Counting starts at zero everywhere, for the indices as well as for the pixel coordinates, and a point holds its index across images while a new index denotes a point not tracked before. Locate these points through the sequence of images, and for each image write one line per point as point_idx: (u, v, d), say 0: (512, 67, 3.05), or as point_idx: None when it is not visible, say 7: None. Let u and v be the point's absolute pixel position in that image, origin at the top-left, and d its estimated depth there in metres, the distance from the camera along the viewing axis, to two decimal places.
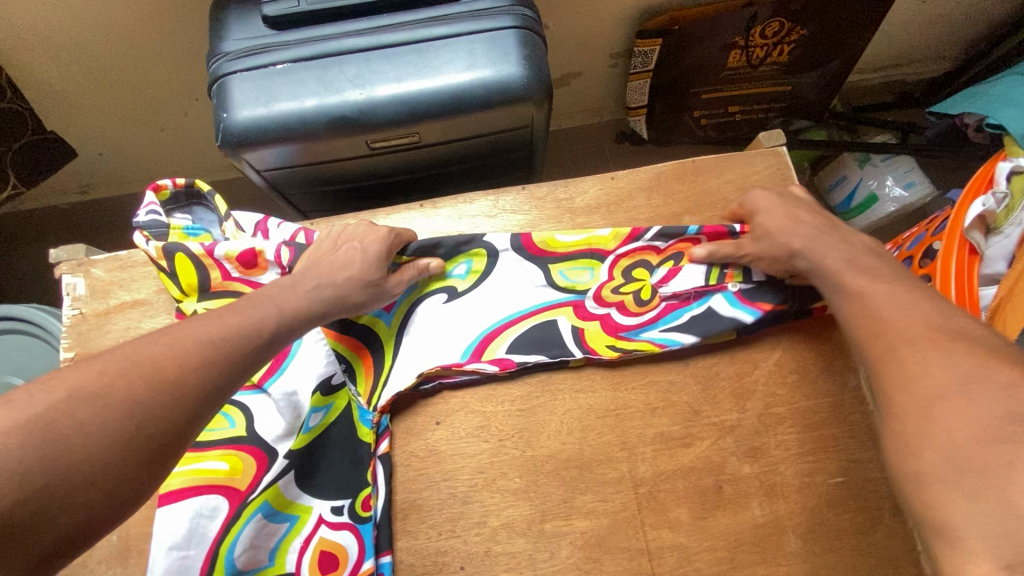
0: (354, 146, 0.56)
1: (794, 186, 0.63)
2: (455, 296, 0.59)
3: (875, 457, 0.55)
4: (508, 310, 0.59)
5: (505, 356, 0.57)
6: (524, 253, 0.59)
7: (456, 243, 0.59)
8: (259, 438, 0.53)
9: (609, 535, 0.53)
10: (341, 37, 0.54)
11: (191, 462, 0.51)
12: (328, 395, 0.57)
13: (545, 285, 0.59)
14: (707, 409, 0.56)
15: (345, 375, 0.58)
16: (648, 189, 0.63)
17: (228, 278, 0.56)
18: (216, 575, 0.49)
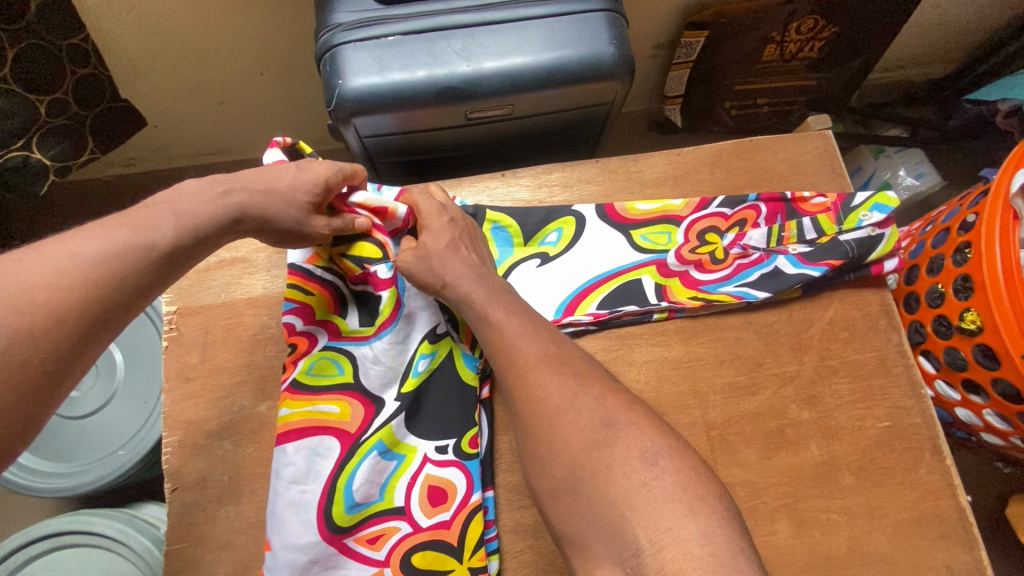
0: (454, 116, 0.61)
1: (841, 166, 0.70)
2: (548, 260, 0.64)
3: (916, 404, 0.62)
4: (595, 271, 0.64)
5: (597, 310, 0.62)
6: (608, 220, 0.65)
7: (548, 211, 0.65)
8: (367, 385, 0.57)
9: None
10: (445, 14, 0.59)
11: (306, 405, 0.55)
12: (434, 343, 0.60)
13: (629, 248, 0.65)
14: (769, 361, 0.63)
15: (449, 325, 0.61)
16: (711, 164, 0.69)
17: (354, 239, 0.60)
18: (336, 505, 0.53)
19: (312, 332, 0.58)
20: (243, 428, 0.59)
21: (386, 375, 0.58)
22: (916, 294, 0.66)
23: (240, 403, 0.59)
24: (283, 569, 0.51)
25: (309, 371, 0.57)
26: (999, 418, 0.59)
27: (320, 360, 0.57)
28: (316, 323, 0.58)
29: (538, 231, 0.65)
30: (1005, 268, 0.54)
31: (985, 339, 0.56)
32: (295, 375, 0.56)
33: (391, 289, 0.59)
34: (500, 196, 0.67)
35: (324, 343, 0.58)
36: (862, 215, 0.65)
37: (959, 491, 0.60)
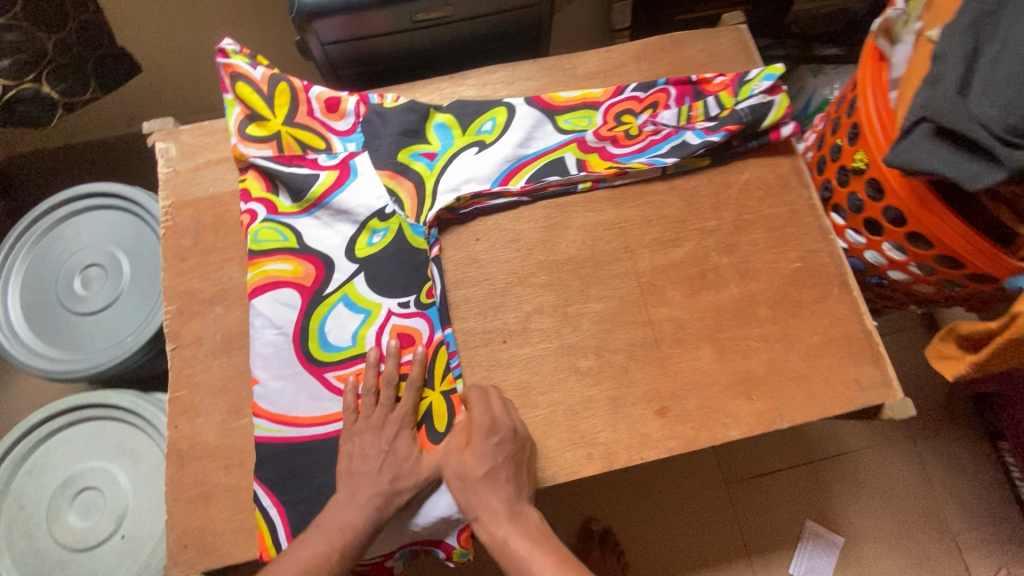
0: (401, 19, 0.70)
1: (754, 53, 0.78)
2: (485, 147, 0.72)
3: (826, 247, 0.69)
4: (525, 151, 0.72)
5: (526, 182, 0.70)
6: (536, 106, 0.74)
7: (481, 104, 0.74)
8: (312, 249, 0.67)
9: (618, 312, 0.67)
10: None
11: (262, 266, 0.66)
12: (385, 221, 0.69)
13: (552, 130, 0.73)
14: (692, 218, 0.71)
15: (395, 205, 0.69)
16: (637, 58, 0.78)
17: (311, 115, 0.70)
18: (310, 340, 0.64)
19: (253, 208, 0.68)
20: (232, 296, 0.68)
21: (339, 245, 0.67)
22: (824, 157, 0.73)
23: (229, 275, 0.68)
24: (279, 397, 0.62)
25: (256, 239, 0.66)
26: (896, 249, 0.66)
27: (264, 230, 0.67)
28: (255, 201, 0.68)
29: (475, 121, 0.73)
30: (878, 114, 0.62)
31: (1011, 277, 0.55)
32: (248, 246, 0.67)
33: (341, 169, 0.70)
34: (450, 94, 0.76)
35: (264, 217, 0.68)
36: (754, 86, 0.71)
37: (865, 318, 0.67)
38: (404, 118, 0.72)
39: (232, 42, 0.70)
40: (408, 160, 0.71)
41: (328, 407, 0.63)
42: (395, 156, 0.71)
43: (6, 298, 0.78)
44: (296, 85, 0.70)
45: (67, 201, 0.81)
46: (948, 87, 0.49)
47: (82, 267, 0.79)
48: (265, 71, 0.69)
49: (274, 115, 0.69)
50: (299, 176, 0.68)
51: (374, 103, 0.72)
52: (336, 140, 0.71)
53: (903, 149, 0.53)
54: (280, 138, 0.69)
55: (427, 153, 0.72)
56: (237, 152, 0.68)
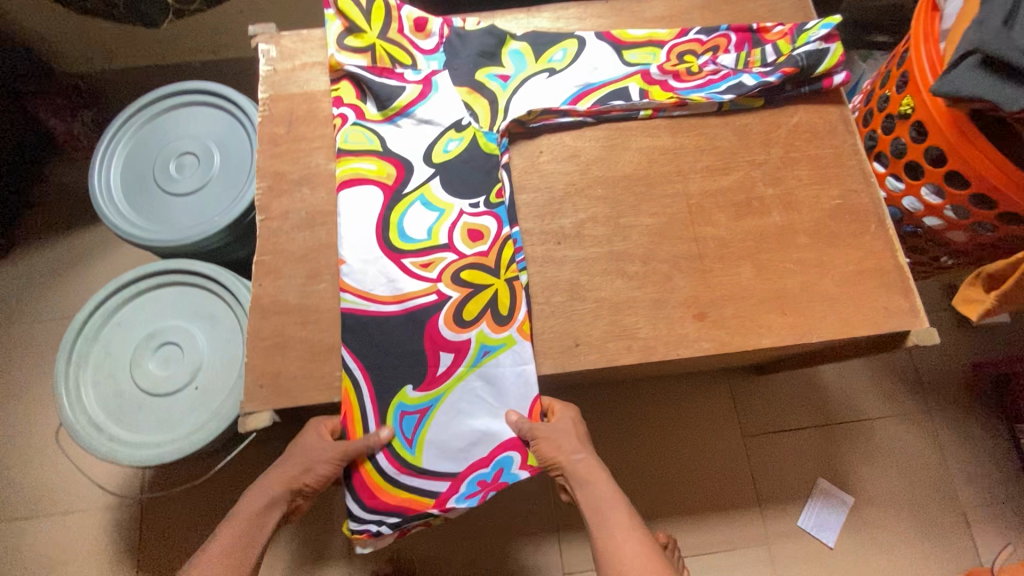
0: None
1: (812, 11, 0.83)
2: (556, 73, 0.78)
3: (866, 188, 0.74)
4: (591, 80, 0.78)
5: (593, 105, 0.76)
6: (605, 40, 0.80)
7: (554, 36, 0.79)
8: (395, 151, 0.73)
9: (667, 227, 0.73)
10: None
11: (350, 163, 0.72)
12: (461, 131, 0.74)
13: (619, 63, 0.79)
14: (742, 151, 0.76)
15: (472, 118, 0.75)
16: (701, 7, 0.84)
17: (401, 33, 0.76)
18: (391, 231, 0.71)
19: (344, 113, 0.74)
20: (317, 179, 0.75)
21: (418, 149, 0.73)
22: (872, 108, 0.78)
23: (316, 162, 0.75)
24: (361, 275, 0.69)
25: (346, 140, 0.73)
26: (934, 192, 0.71)
27: (353, 132, 0.73)
28: (346, 107, 0.75)
29: (547, 51, 0.79)
30: (928, 61, 0.67)
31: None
32: (337, 145, 0.73)
33: (425, 84, 0.76)
34: (525, 23, 0.82)
35: (353, 121, 0.74)
36: (812, 33, 0.76)
37: (898, 254, 0.71)
38: (483, 43, 0.78)
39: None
40: (484, 79, 0.77)
41: (402, 289, 0.69)
42: (473, 75, 0.77)
43: (109, 174, 0.86)
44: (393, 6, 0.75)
45: (170, 96, 0.90)
46: (995, 18, 0.55)
47: (177, 154, 0.87)
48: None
49: (369, 28, 0.74)
50: (387, 87, 0.74)
51: (456, 27, 0.79)
52: (420, 58, 0.77)
53: (948, 79, 0.58)
54: (376, 50, 0.75)
55: (501, 75, 0.77)
56: (333, 63, 0.74)
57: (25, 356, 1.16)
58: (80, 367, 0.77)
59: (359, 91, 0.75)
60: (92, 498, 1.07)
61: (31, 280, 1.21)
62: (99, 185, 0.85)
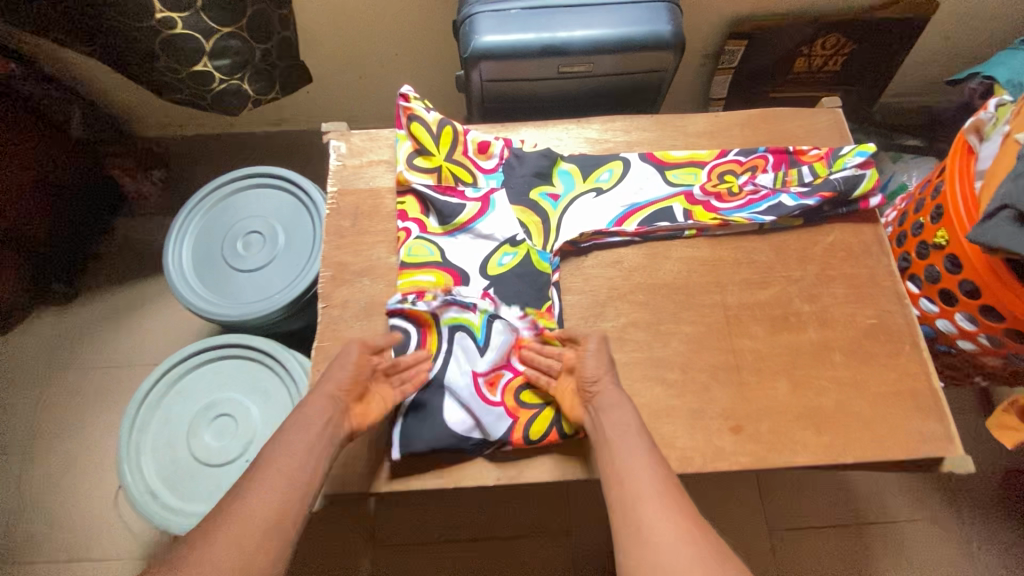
0: (549, 69, 0.85)
1: (847, 134, 0.88)
2: (602, 193, 0.85)
3: (900, 309, 0.77)
4: (636, 200, 0.84)
5: (639, 226, 0.81)
6: (649, 163, 0.86)
7: (601, 157, 0.87)
8: (452, 262, 0.78)
9: (705, 337, 0.76)
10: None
11: (410, 276, 0.76)
12: (515, 245, 0.80)
13: (663, 183, 0.84)
14: (779, 266, 0.80)
15: (525, 234, 0.81)
16: (741, 125, 0.89)
17: (465, 154, 0.82)
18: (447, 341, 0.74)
19: (408, 227, 0.79)
20: (377, 271, 0.80)
21: (475, 261, 0.79)
22: (906, 231, 0.82)
23: (377, 255, 0.81)
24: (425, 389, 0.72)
25: (408, 254, 0.78)
26: (968, 319, 0.73)
27: (415, 246, 0.78)
28: (410, 221, 0.80)
29: (594, 172, 0.86)
30: (963, 201, 0.70)
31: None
32: (400, 258, 0.78)
33: (483, 201, 0.82)
34: (576, 138, 0.89)
35: (415, 234, 0.79)
36: (847, 160, 0.81)
37: (932, 377, 0.74)
38: (538, 165, 0.84)
39: (412, 87, 0.80)
40: (537, 198, 0.83)
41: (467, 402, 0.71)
42: (527, 194, 0.83)
43: (182, 248, 0.93)
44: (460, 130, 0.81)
45: (243, 177, 0.97)
46: None
47: (245, 232, 0.94)
48: (436, 116, 0.80)
49: (438, 152, 0.80)
50: (450, 204, 0.80)
51: (515, 148, 0.85)
52: (481, 177, 0.83)
53: (984, 228, 0.62)
54: (442, 171, 0.80)
55: (552, 194, 0.84)
56: (401, 178, 0.80)
57: (76, 402, 1.22)
58: (140, 433, 0.82)
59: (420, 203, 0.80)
60: (129, 548, 1.10)
61: (88, 329, 1.28)
62: (172, 258, 0.92)
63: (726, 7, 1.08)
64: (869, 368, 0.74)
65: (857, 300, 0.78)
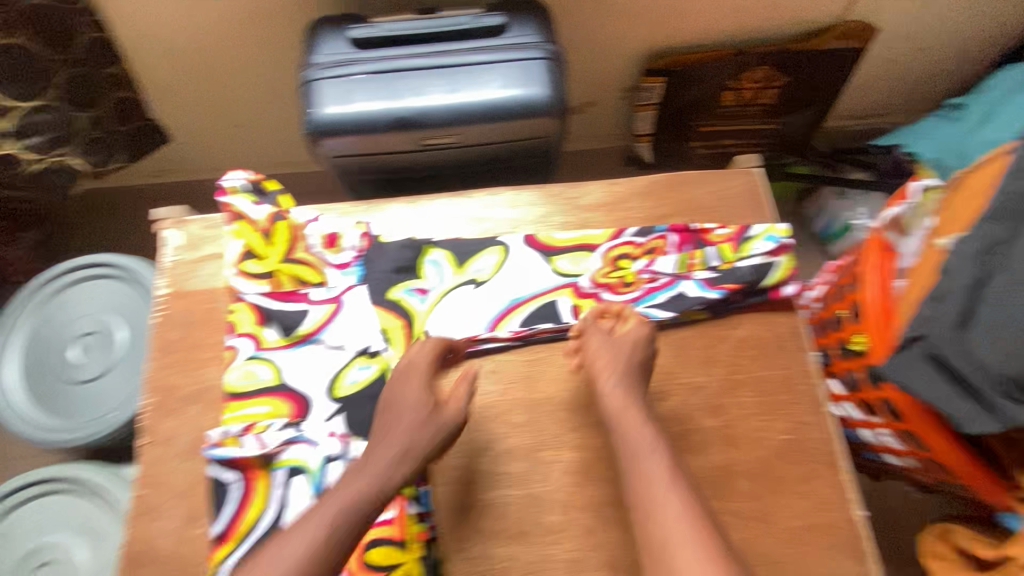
0: (409, 142, 0.71)
1: (764, 202, 0.76)
2: (479, 286, 0.72)
3: (817, 420, 0.66)
4: (518, 293, 0.71)
5: (518, 328, 0.70)
6: (533, 247, 0.73)
7: (479, 241, 0.74)
8: (292, 386, 0.66)
9: (591, 465, 0.65)
10: (413, 44, 0.71)
11: (239, 408, 0.65)
12: (371, 357, 0.68)
13: (550, 273, 0.72)
14: (679, 372, 0.69)
15: (383, 344, 0.69)
16: (643, 194, 0.77)
17: (309, 250, 0.69)
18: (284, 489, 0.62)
19: (239, 345, 0.67)
20: (210, 397, 0.68)
21: (321, 381, 0.67)
22: (827, 320, 0.70)
23: (211, 376, 0.69)
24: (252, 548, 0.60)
25: (236, 380, 0.66)
26: (893, 437, 0.63)
27: (246, 370, 0.66)
28: (243, 337, 0.68)
29: (471, 258, 0.73)
30: (880, 308, 0.58)
31: (1009, 506, 0.52)
32: (227, 385, 0.66)
33: (336, 302, 0.69)
34: (453, 214, 0.76)
35: (249, 354, 0.67)
36: (755, 244, 0.71)
37: (851, 505, 0.63)
38: (399, 257, 0.71)
39: (237, 177, 0.70)
40: (398, 297, 0.70)
41: None
42: (386, 294, 0.70)
43: (9, 358, 0.81)
44: (298, 225, 0.70)
45: (80, 269, 0.84)
46: (949, 313, 0.47)
47: (81, 335, 0.82)
48: (268, 210, 0.69)
49: (271, 251, 0.68)
50: (291, 312, 0.68)
51: (374, 236, 0.72)
52: (333, 274, 0.70)
53: (899, 362, 0.50)
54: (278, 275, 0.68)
55: (419, 289, 0.71)
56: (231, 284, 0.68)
57: None
58: None
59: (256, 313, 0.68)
60: None
61: None
62: None
63: (640, 41, 0.94)
64: (779, 496, 0.63)
65: (769, 410, 0.67)
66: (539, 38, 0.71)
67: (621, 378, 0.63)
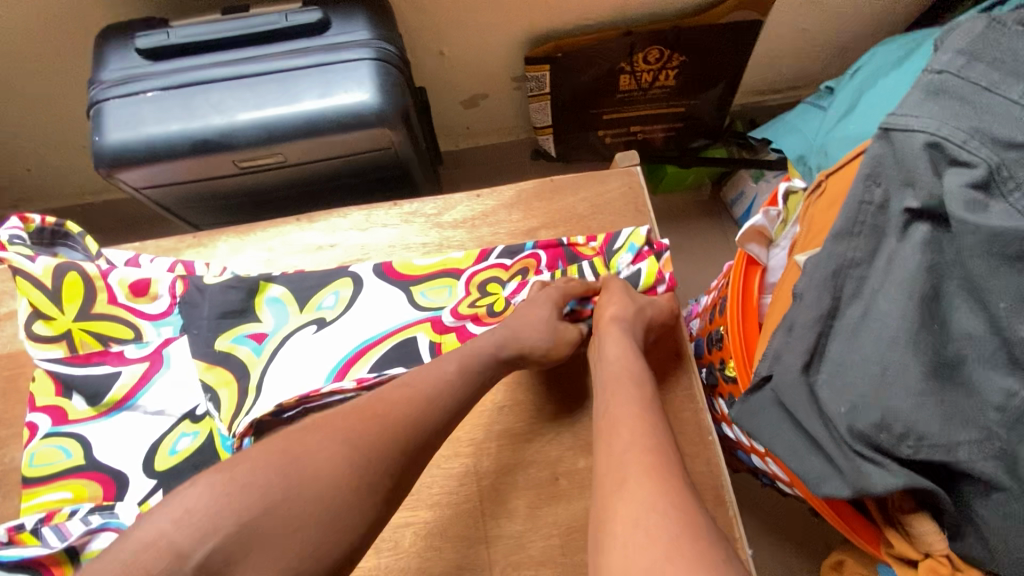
0: (223, 165, 0.61)
1: (644, 204, 0.68)
2: (325, 326, 0.63)
3: (701, 451, 0.59)
4: (369, 332, 0.63)
5: (366, 374, 0.60)
6: (387, 278, 0.65)
7: (323, 274, 0.65)
8: (102, 463, 0.57)
9: (450, 524, 0.57)
10: (217, 50, 0.60)
11: (37, 496, 0.56)
12: (196, 422, 0.59)
13: (407, 305, 0.64)
14: (550, 407, 0.61)
15: (210, 404, 0.60)
16: (511, 205, 0.69)
17: (114, 302, 0.60)
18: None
19: (36, 420, 0.58)
20: (11, 481, 0.59)
21: (136, 452, 0.58)
22: (711, 336, 0.64)
23: (12, 455, 0.59)
24: None
25: (32, 463, 0.57)
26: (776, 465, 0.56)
27: (42, 450, 0.57)
28: (40, 410, 0.58)
29: (315, 295, 0.64)
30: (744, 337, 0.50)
31: (880, 557, 0.45)
32: (21, 470, 0.57)
33: (152, 360, 0.60)
34: (295, 244, 0.67)
35: (47, 430, 0.58)
36: (620, 260, 0.65)
37: (739, 544, 0.56)
38: (227, 301, 0.62)
39: (7, 230, 0.59)
40: (231, 345, 0.62)
41: None
42: (214, 346, 0.61)
43: None
44: (91, 273, 0.59)
45: None
46: (798, 351, 0.40)
47: None
48: (50, 262, 0.58)
49: (61, 311, 0.58)
50: (98, 376, 0.59)
51: (196, 276, 0.63)
52: (147, 326, 0.61)
53: (747, 406, 0.43)
54: (74, 337, 0.59)
55: (254, 335, 0.62)
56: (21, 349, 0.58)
57: None
58: None
59: (54, 383, 0.59)
60: None
61: None
62: None
63: (518, 26, 0.84)
64: None
65: None
66: (368, 34, 0.61)
67: (623, 314, 0.57)
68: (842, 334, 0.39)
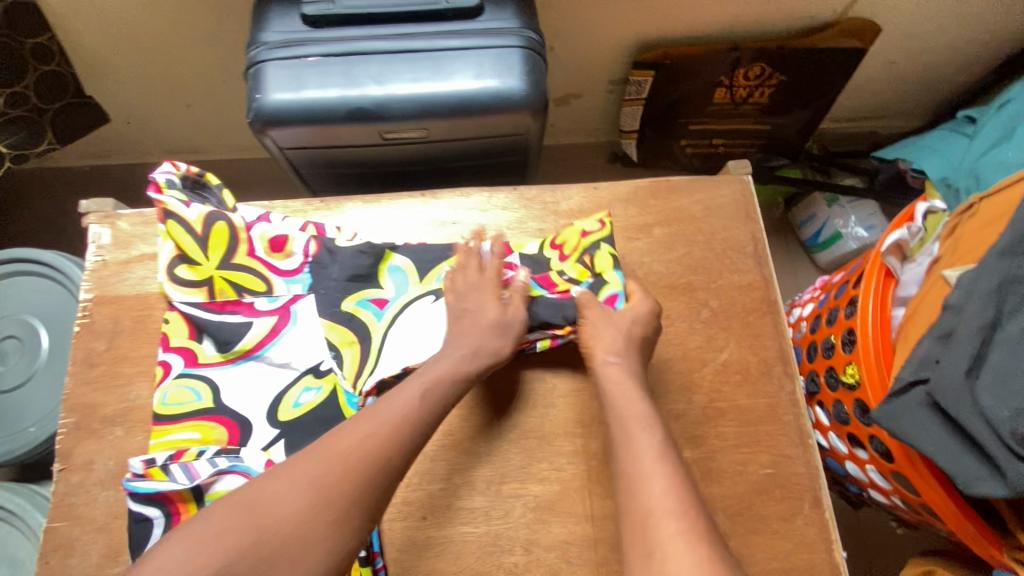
0: (368, 135, 0.63)
1: (755, 212, 0.70)
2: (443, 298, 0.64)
3: (801, 454, 0.62)
4: None
5: None
6: None
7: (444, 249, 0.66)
8: (229, 408, 0.59)
9: (559, 500, 0.59)
10: (376, 24, 0.62)
11: (166, 434, 0.58)
12: (320, 378, 0.61)
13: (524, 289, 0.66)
14: (657, 397, 0.63)
15: (334, 362, 0.61)
16: (626, 201, 0.71)
17: (252, 254, 0.62)
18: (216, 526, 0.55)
19: (169, 360, 0.60)
20: (136, 416, 0.61)
21: (261, 401, 0.59)
22: (816, 343, 0.66)
23: (137, 392, 0.62)
24: None
25: (164, 401, 0.58)
26: (879, 475, 0.59)
27: (174, 389, 0.59)
28: (173, 351, 0.60)
29: (434, 268, 0.66)
30: (876, 343, 0.53)
31: (1001, 565, 0.47)
32: (153, 407, 0.58)
33: (281, 315, 0.62)
34: (417, 216, 0.69)
35: (179, 371, 0.60)
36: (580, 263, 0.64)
37: (835, 546, 0.58)
38: (355, 265, 0.64)
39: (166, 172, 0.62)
40: (355, 307, 0.63)
41: None
42: (339, 305, 0.63)
43: None
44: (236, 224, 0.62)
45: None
46: (961, 358, 0.42)
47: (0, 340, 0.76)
48: (202, 210, 0.61)
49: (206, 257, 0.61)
50: (231, 324, 0.61)
51: (328, 239, 0.65)
52: (278, 282, 0.63)
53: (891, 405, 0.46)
54: (213, 283, 0.61)
55: (376, 300, 0.64)
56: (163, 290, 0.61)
57: None
58: None
59: (188, 327, 0.61)
60: None
61: None
62: None
63: (631, 31, 0.87)
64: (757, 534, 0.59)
65: (751, 440, 0.62)
66: (518, 23, 0.64)
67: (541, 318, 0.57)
68: (1004, 344, 0.42)
